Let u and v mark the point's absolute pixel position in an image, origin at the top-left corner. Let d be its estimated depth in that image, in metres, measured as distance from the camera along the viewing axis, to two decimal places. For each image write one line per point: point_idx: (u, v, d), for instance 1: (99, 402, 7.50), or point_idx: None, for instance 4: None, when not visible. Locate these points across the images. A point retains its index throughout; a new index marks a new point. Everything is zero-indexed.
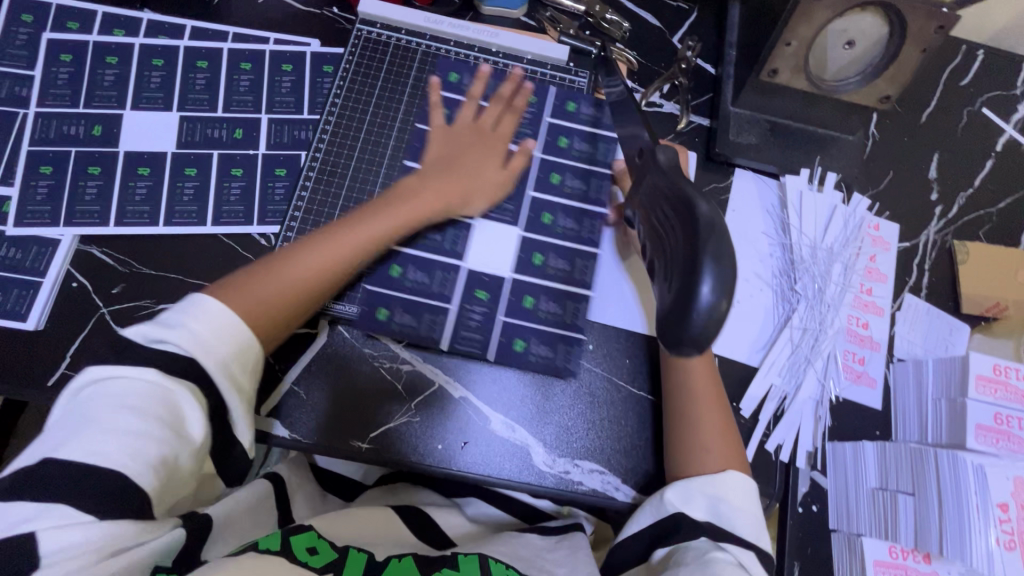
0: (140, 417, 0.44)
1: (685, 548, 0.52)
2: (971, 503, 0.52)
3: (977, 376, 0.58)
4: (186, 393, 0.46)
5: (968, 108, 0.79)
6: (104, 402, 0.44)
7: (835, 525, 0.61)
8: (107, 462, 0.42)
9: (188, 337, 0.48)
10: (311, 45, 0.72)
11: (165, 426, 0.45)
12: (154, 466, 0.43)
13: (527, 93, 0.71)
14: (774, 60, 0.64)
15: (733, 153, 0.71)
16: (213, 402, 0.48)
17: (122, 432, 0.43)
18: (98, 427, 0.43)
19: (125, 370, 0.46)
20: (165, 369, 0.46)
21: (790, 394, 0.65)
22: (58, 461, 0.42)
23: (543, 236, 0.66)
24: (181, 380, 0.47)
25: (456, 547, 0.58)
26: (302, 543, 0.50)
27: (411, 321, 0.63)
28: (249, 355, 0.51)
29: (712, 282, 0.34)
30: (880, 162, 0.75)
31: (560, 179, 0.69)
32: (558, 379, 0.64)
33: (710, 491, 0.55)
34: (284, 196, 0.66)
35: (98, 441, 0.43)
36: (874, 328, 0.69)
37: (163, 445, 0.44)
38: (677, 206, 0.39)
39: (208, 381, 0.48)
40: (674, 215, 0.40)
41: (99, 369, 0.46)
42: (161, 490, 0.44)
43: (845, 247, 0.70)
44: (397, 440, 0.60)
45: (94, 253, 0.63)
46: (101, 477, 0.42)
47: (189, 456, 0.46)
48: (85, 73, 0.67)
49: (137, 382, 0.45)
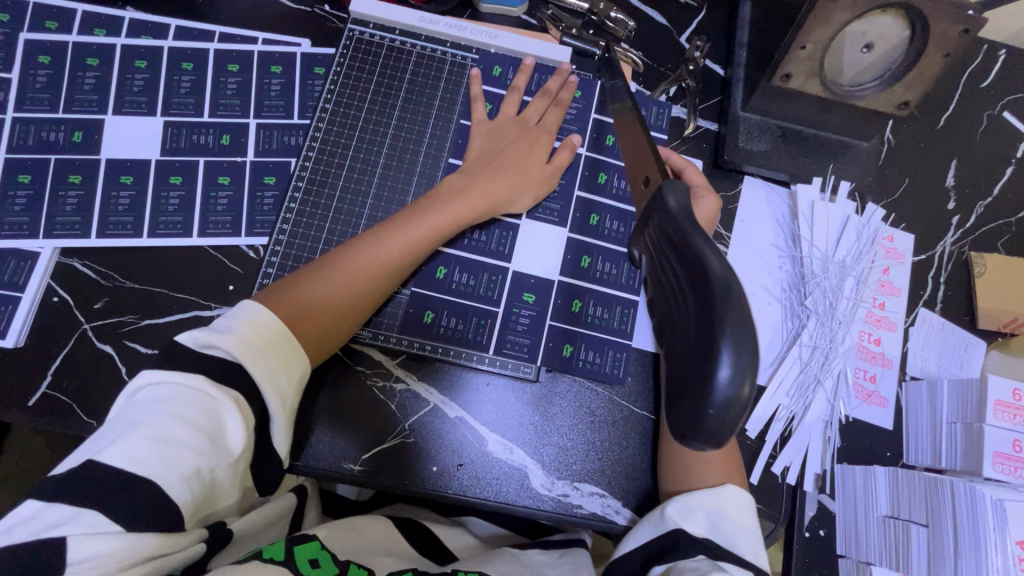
0: (182, 425, 0.42)
1: (681, 567, 0.46)
2: (989, 538, 0.49)
3: (996, 401, 0.54)
4: (229, 403, 0.44)
5: (989, 112, 0.75)
6: (152, 406, 0.42)
7: (843, 551, 0.60)
8: (142, 471, 0.39)
9: (236, 342, 0.46)
10: (302, 46, 0.69)
11: (205, 436, 0.42)
12: (189, 478, 0.41)
13: (573, 87, 0.69)
14: (788, 65, 0.61)
15: (743, 161, 0.67)
16: (258, 411, 0.46)
17: (161, 438, 0.40)
18: (139, 431, 0.41)
19: (177, 375, 0.45)
20: (212, 377, 0.45)
21: (797, 414, 0.63)
22: (95, 463, 0.39)
23: (592, 238, 0.65)
24: (226, 389, 0.45)
25: (456, 563, 0.55)
26: (304, 554, 0.46)
27: (459, 325, 0.62)
28: (294, 365, 0.49)
29: (730, 364, 0.20)
30: (896, 169, 0.72)
31: (606, 178, 0.67)
32: (558, 398, 0.62)
33: (710, 505, 0.50)
34: (273, 206, 0.64)
35: (137, 447, 0.40)
36: (886, 344, 0.66)
37: (200, 456, 0.42)
38: (683, 236, 0.25)
39: (253, 389, 0.46)
40: (681, 267, 0.24)
41: (154, 373, 0.45)
42: (191, 504, 0.41)
43: (859, 260, 0.67)
44: (391, 463, 0.58)
45: (76, 266, 0.60)
46: (131, 485, 0.39)
47: (225, 470, 0.43)
48: (65, 75, 0.65)
49: (185, 388, 0.44)
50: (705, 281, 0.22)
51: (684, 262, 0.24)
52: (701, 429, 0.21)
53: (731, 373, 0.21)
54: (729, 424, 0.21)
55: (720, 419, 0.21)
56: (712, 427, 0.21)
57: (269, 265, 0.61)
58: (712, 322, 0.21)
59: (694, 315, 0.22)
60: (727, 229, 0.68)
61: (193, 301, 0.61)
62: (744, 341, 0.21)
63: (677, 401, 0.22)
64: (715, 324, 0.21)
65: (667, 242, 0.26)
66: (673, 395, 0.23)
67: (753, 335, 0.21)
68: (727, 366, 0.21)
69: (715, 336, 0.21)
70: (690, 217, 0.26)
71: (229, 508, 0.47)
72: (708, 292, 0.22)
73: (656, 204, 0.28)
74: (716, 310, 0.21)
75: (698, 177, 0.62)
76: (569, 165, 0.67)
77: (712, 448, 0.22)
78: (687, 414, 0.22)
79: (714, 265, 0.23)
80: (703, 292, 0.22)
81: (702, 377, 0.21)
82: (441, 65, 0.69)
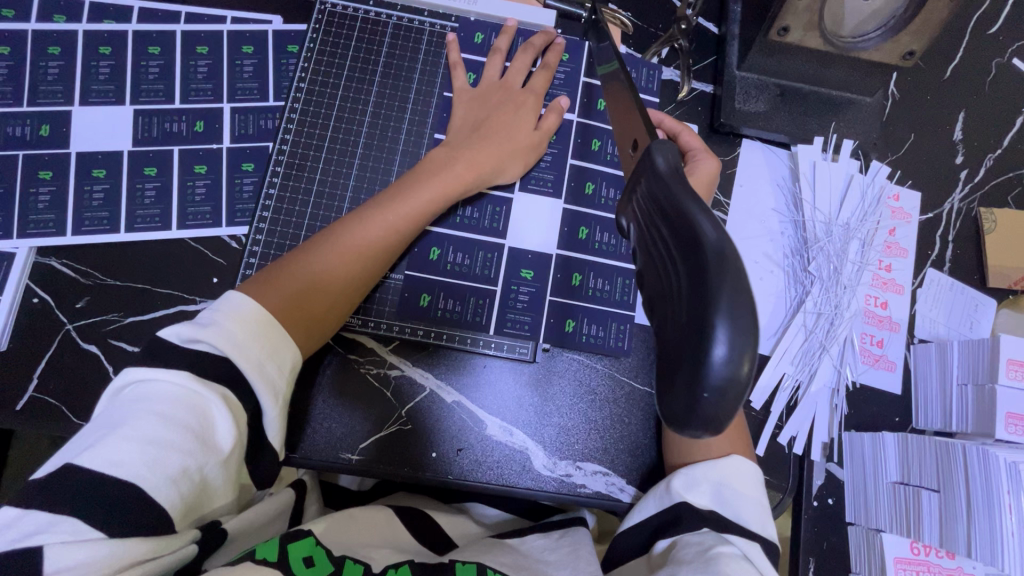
0: (168, 426, 0.40)
1: (684, 540, 0.45)
2: (1003, 501, 0.48)
3: (1009, 360, 0.53)
4: (216, 398, 0.43)
5: (997, 60, 0.72)
6: (136, 407, 0.41)
7: (852, 518, 0.58)
8: (125, 475, 0.38)
9: (223, 334, 0.45)
10: (273, 23, 0.66)
11: (192, 436, 0.41)
12: (175, 480, 0.40)
13: (560, 49, 0.66)
14: (785, 18, 0.58)
15: (739, 123, 0.65)
16: (249, 407, 0.45)
17: (147, 441, 0.39)
18: (123, 432, 0.39)
19: (161, 373, 0.43)
20: (198, 372, 0.43)
21: (803, 383, 0.61)
22: (78, 467, 0.38)
23: (587, 208, 0.63)
24: (214, 385, 0.43)
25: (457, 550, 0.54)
26: (297, 553, 0.45)
27: (456, 306, 0.60)
28: (284, 354, 0.48)
29: (726, 342, 0.19)
30: (902, 124, 0.69)
31: (600, 145, 0.65)
32: (558, 376, 0.60)
33: (714, 476, 0.48)
34: (252, 193, 0.61)
35: (120, 450, 0.39)
36: (893, 308, 0.64)
37: (187, 457, 0.40)
38: (674, 203, 0.23)
39: (243, 383, 0.45)
40: (673, 236, 0.22)
41: (138, 370, 0.43)
42: (180, 506, 0.40)
43: (864, 221, 0.65)
44: (390, 449, 0.57)
45: (54, 265, 0.58)
46: (116, 488, 0.38)
47: (215, 469, 0.42)
48: (27, 66, 0.62)
49: (170, 387, 0.42)
50: (698, 252, 0.20)
51: (674, 231, 0.22)
52: (696, 413, 0.20)
53: (728, 351, 0.19)
54: (725, 409, 0.20)
55: (716, 402, 0.19)
56: (709, 411, 0.19)
57: (251, 254, 0.59)
58: (705, 295, 0.20)
59: (684, 289, 0.21)
60: (726, 196, 0.65)
61: (177, 296, 0.59)
62: (740, 317, 0.19)
63: (672, 385, 0.20)
64: (709, 298, 0.19)
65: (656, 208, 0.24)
66: (664, 375, 0.21)
67: (751, 310, 0.19)
68: (723, 344, 0.19)
69: (709, 312, 0.19)
70: (681, 181, 0.24)
71: (224, 506, 0.45)
72: (702, 264, 0.20)
73: (645, 167, 0.26)
74: (710, 284, 0.20)
75: (693, 141, 0.59)
76: (558, 136, 0.64)
77: (708, 433, 0.21)
78: (680, 398, 0.20)
79: (710, 234, 0.21)
80: (695, 263, 0.20)
81: (695, 355, 0.19)
82: (420, 35, 0.65)
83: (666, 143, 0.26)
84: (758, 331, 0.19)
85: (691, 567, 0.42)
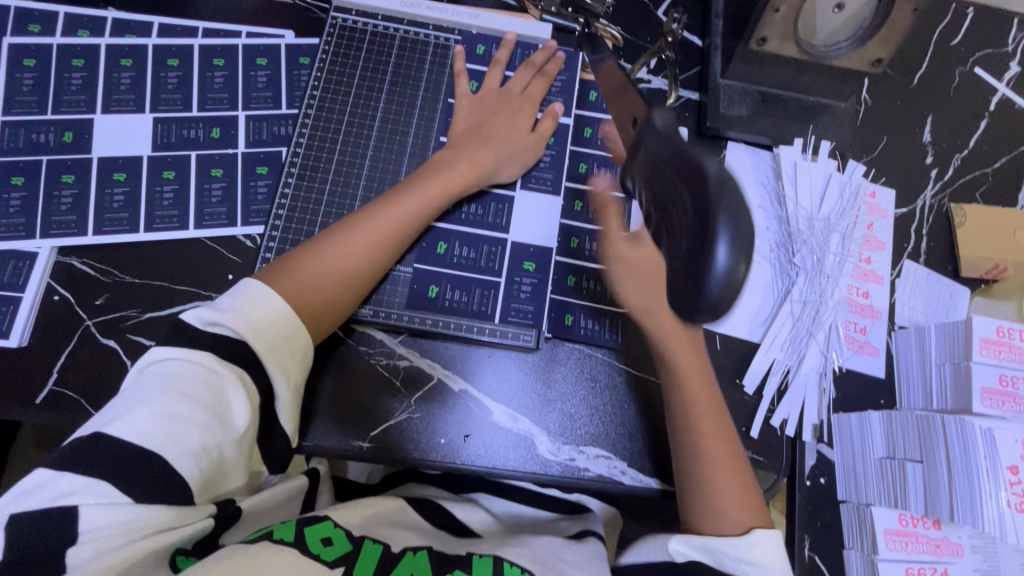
0: (189, 402, 0.42)
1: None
2: (980, 466, 0.51)
3: (981, 339, 0.57)
4: (233, 378, 0.45)
5: (960, 68, 0.77)
6: (161, 383, 0.43)
7: (843, 496, 0.61)
8: (149, 446, 0.40)
9: (240, 319, 0.47)
10: (285, 37, 0.70)
11: (210, 414, 0.43)
12: (195, 453, 0.42)
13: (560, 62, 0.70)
14: (763, 28, 0.63)
15: (724, 126, 0.70)
16: (263, 388, 0.48)
17: (169, 416, 0.41)
18: (147, 407, 0.41)
19: (182, 353, 0.45)
20: (219, 355, 0.45)
21: (793, 367, 0.64)
22: (106, 437, 0.40)
23: (576, 221, 0.66)
24: (232, 366, 0.46)
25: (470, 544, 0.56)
26: (316, 534, 0.49)
27: (463, 297, 0.63)
28: (298, 340, 0.50)
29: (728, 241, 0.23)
30: (874, 127, 0.74)
31: (586, 168, 0.68)
32: (559, 364, 0.63)
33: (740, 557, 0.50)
34: (266, 195, 0.64)
35: (145, 423, 0.41)
36: (874, 297, 0.68)
37: (205, 433, 0.42)
38: (672, 148, 0.28)
39: (257, 365, 0.47)
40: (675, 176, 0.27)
41: (163, 349, 0.46)
42: (199, 479, 0.42)
43: (843, 216, 0.69)
44: (400, 437, 0.59)
45: (74, 264, 0.61)
46: (140, 459, 0.40)
47: (232, 447, 0.44)
48: (52, 77, 0.65)
49: (191, 367, 0.44)
50: (698, 180, 0.25)
51: (691, 193, 0.26)
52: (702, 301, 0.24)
53: (727, 255, 0.23)
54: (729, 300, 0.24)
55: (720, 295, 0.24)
56: (714, 298, 0.24)
57: (267, 251, 0.62)
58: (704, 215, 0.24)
59: (691, 214, 0.25)
60: None
61: (194, 292, 0.61)
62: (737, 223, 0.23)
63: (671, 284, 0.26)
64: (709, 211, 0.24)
65: (657, 199, 0.29)
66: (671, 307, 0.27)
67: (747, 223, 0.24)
68: (723, 253, 0.23)
69: (712, 221, 0.24)
70: (671, 134, 0.29)
71: (238, 486, 0.48)
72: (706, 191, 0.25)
73: (645, 130, 0.31)
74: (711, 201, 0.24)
75: None
76: (556, 140, 0.68)
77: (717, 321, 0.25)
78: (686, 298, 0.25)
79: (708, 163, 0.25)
80: (699, 192, 0.25)
81: (699, 269, 0.24)
82: (425, 47, 0.70)
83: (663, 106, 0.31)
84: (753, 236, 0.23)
85: None
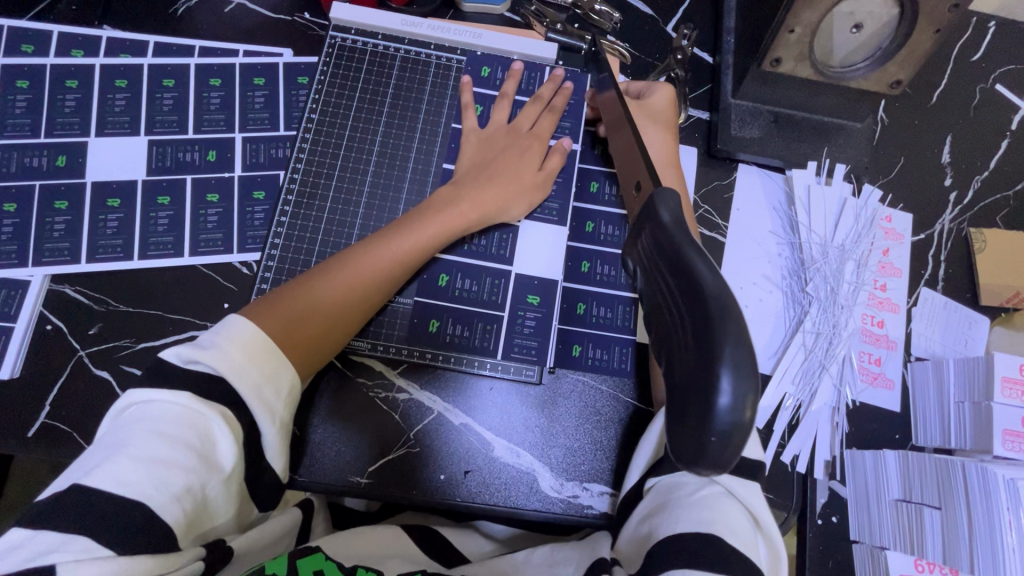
0: (170, 444, 0.41)
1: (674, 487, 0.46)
2: (1003, 518, 0.49)
3: (1003, 378, 0.54)
4: (218, 418, 0.43)
5: (981, 85, 0.75)
6: (138, 426, 0.41)
7: (856, 536, 0.59)
8: (129, 493, 0.38)
9: (221, 356, 0.45)
10: (284, 56, 0.68)
11: (194, 454, 0.41)
12: (179, 497, 0.40)
13: (568, 93, 0.67)
14: (777, 49, 0.60)
15: (735, 149, 0.67)
16: (247, 425, 0.46)
17: (151, 459, 0.39)
18: (126, 452, 0.39)
19: (158, 395, 0.43)
20: (198, 394, 0.44)
21: (804, 402, 0.63)
22: (83, 487, 0.38)
23: (587, 244, 0.65)
24: (213, 404, 0.44)
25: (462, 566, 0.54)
26: (309, 566, 0.46)
27: (465, 331, 0.61)
28: (281, 377, 0.48)
29: (730, 382, 0.25)
30: (890, 148, 0.71)
31: (598, 187, 0.67)
32: (562, 398, 0.61)
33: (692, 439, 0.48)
34: (263, 221, 0.63)
35: (125, 469, 0.39)
36: (890, 327, 0.65)
37: (190, 474, 0.41)
38: (676, 249, 0.30)
39: (237, 402, 0.45)
40: (675, 284, 0.29)
41: (141, 392, 0.44)
42: (183, 522, 0.40)
43: (858, 243, 0.67)
44: (399, 473, 0.58)
45: (68, 292, 0.60)
46: (121, 508, 0.38)
47: (218, 486, 0.43)
48: (45, 99, 0.64)
49: (170, 408, 0.43)
50: (702, 300, 0.27)
51: (692, 317, 0.27)
52: (705, 446, 0.25)
53: (730, 396, 0.25)
54: (730, 447, 0.25)
55: (721, 442, 0.25)
56: (715, 437, 0.25)
57: (264, 280, 0.60)
58: (709, 341, 0.26)
59: (691, 339, 0.27)
60: (723, 219, 0.67)
61: (189, 322, 0.60)
62: (740, 365, 0.25)
63: (671, 391, 0.28)
64: (716, 345, 0.26)
65: (655, 304, 0.31)
66: (675, 422, 0.27)
67: (748, 360, 0.25)
68: (727, 393, 0.25)
69: (717, 360, 0.25)
70: (681, 232, 0.32)
71: (228, 523, 0.46)
72: (707, 311, 0.27)
73: (651, 220, 0.34)
74: (717, 332, 0.26)
75: None
76: (563, 168, 0.66)
77: (714, 469, 0.26)
78: (691, 437, 0.26)
79: (710, 285, 0.27)
80: (701, 310, 0.27)
81: (705, 402, 0.25)
82: (427, 68, 0.68)
83: (667, 194, 0.34)
84: (753, 380, 0.25)
85: (679, 508, 0.44)
